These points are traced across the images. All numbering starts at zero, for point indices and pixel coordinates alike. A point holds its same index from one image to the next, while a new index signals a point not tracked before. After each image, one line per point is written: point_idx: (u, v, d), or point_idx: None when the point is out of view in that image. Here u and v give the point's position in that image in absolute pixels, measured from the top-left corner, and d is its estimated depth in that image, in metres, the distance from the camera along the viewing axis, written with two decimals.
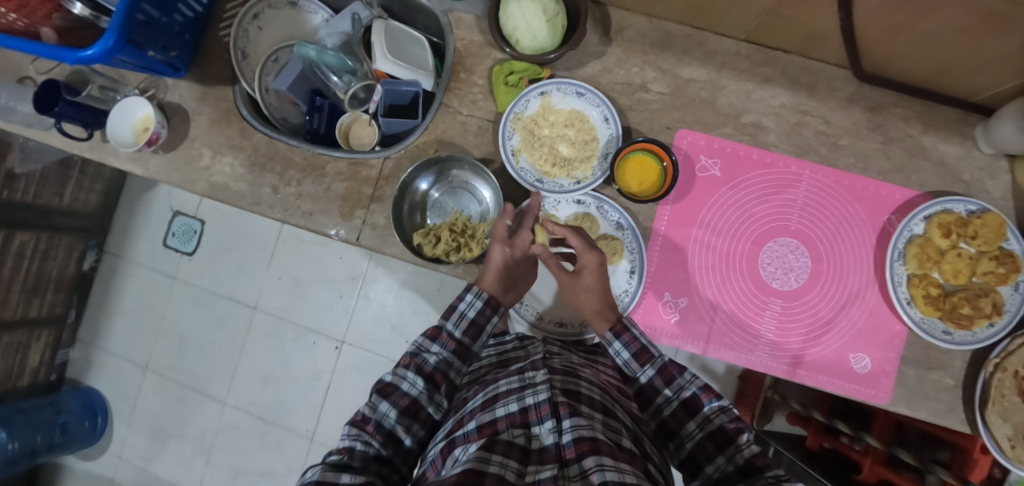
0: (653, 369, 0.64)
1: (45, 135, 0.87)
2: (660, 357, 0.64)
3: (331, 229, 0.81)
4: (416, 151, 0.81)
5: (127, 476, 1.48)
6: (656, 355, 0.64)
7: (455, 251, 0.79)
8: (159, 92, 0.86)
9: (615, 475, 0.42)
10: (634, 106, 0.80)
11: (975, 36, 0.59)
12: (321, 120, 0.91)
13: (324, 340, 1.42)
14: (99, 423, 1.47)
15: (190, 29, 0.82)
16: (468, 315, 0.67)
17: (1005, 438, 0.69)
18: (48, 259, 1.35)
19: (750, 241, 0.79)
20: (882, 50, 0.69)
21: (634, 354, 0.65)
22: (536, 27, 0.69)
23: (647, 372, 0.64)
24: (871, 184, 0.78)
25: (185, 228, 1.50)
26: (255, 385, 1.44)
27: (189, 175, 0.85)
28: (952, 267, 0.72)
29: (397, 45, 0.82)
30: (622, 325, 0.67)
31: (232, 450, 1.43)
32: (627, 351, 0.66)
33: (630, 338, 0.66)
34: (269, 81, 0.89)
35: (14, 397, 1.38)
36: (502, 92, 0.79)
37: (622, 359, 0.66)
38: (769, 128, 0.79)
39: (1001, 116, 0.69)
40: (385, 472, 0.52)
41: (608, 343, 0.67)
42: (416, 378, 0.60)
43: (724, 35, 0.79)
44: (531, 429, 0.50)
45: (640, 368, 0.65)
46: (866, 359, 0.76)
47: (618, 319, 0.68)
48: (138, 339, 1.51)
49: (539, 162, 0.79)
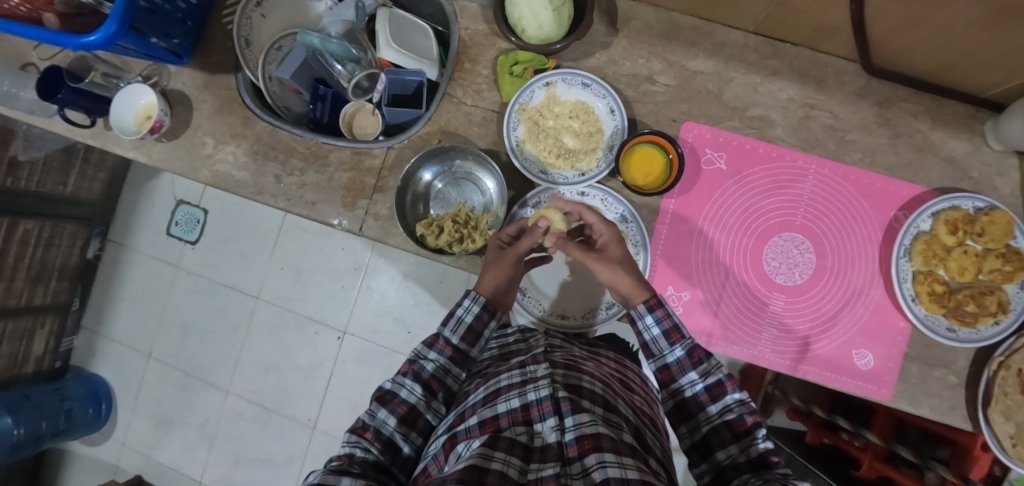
0: (682, 350, 0.62)
1: (49, 123, 0.87)
2: (691, 339, 0.62)
3: (334, 219, 0.81)
4: (419, 141, 0.81)
5: (131, 463, 1.49)
6: (687, 337, 0.62)
7: (458, 242, 0.79)
8: (163, 80, 0.86)
9: (618, 471, 0.41)
10: (640, 98, 0.79)
11: (988, 31, 0.58)
12: (324, 110, 0.89)
13: (326, 330, 1.42)
14: (104, 410, 1.49)
15: (192, 16, 0.81)
16: (465, 319, 0.66)
17: (1007, 437, 0.69)
18: (52, 247, 1.36)
19: (755, 236, 0.78)
20: (892, 44, 0.69)
21: (666, 331, 0.63)
22: (542, 16, 0.69)
23: (675, 352, 0.62)
24: (878, 179, 0.77)
25: (188, 216, 1.51)
26: (257, 373, 1.44)
27: (192, 163, 0.85)
28: (958, 264, 0.71)
29: (401, 33, 0.81)
30: (657, 300, 0.65)
31: (233, 438, 1.44)
32: (658, 326, 0.64)
33: (664, 314, 0.64)
34: (273, 69, 0.87)
35: (18, 384, 1.39)
36: (507, 82, 0.79)
37: (650, 334, 0.64)
38: (776, 122, 0.78)
39: (1012, 112, 0.69)
40: (383, 479, 0.52)
41: (639, 316, 0.65)
42: (414, 385, 0.60)
43: (733, 26, 0.78)
44: (533, 426, 0.50)
45: (669, 346, 0.63)
46: (868, 355, 0.76)
47: (652, 295, 0.66)
48: (141, 328, 1.52)
49: (543, 154, 0.79)
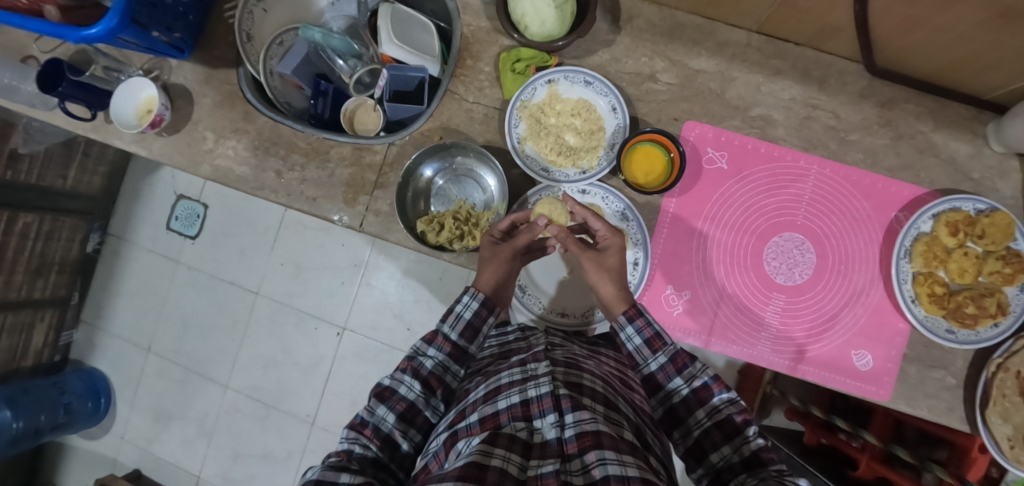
0: (665, 357, 0.63)
1: (50, 116, 0.87)
2: (672, 344, 0.63)
3: (335, 215, 0.81)
4: (421, 138, 0.81)
5: (129, 457, 1.49)
6: (669, 343, 0.63)
7: (459, 239, 0.79)
8: (163, 73, 0.86)
9: (619, 469, 0.41)
10: (642, 96, 0.79)
11: (992, 32, 0.58)
12: (325, 105, 0.90)
13: (326, 326, 1.42)
14: (103, 404, 1.49)
15: (194, 9, 0.81)
16: (464, 316, 0.66)
17: (1005, 438, 0.68)
18: (52, 241, 1.35)
19: (756, 235, 0.78)
20: (895, 44, 0.68)
21: (647, 340, 0.64)
22: (545, 13, 0.68)
23: (658, 359, 0.63)
24: (880, 180, 0.77)
25: (188, 211, 1.50)
26: (256, 369, 1.44)
27: (192, 158, 0.85)
28: (958, 266, 0.72)
29: (403, 29, 0.81)
30: (636, 310, 0.66)
31: (232, 433, 1.44)
32: (639, 336, 0.64)
33: (644, 323, 0.65)
34: (273, 64, 0.88)
35: (17, 378, 1.39)
36: (509, 79, 0.78)
37: (633, 344, 0.65)
38: (778, 121, 0.78)
39: (1015, 114, 0.68)
40: (382, 476, 0.52)
41: (620, 327, 0.65)
42: (413, 382, 0.60)
43: (736, 25, 0.78)
44: (532, 423, 0.50)
45: (651, 355, 0.63)
46: (867, 356, 0.76)
47: (631, 304, 0.67)
48: (141, 322, 1.52)
49: (545, 151, 0.78)
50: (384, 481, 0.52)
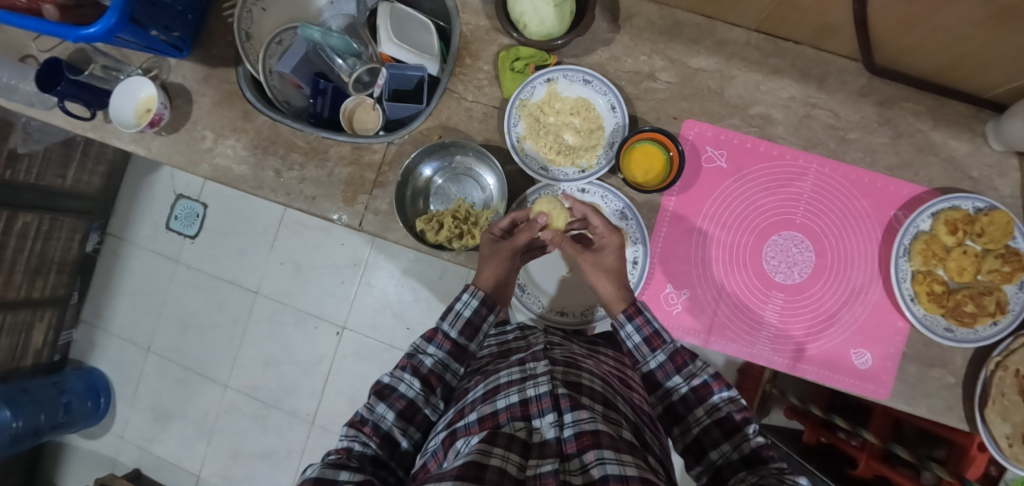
0: (664, 355, 0.63)
1: (48, 115, 0.87)
2: (672, 342, 0.63)
3: (334, 214, 0.81)
4: (420, 137, 0.81)
5: (129, 457, 1.49)
6: (668, 341, 0.63)
7: (458, 238, 0.79)
8: (162, 72, 0.86)
9: (617, 468, 0.41)
10: (641, 95, 0.79)
11: (990, 31, 0.58)
12: (324, 104, 0.90)
13: (325, 325, 1.42)
14: (102, 403, 1.49)
15: (193, 8, 0.81)
16: (464, 314, 0.67)
17: (1004, 437, 0.69)
18: (51, 241, 1.35)
19: (755, 234, 0.78)
20: (894, 43, 0.68)
21: (646, 338, 0.64)
22: (544, 11, 0.68)
23: (657, 357, 0.63)
24: (879, 179, 0.77)
25: (188, 211, 1.50)
26: (256, 369, 1.44)
27: (191, 157, 0.85)
28: (957, 265, 0.72)
29: (402, 28, 0.81)
30: (635, 308, 0.66)
31: (232, 432, 1.44)
32: (639, 334, 0.64)
33: (643, 321, 0.65)
34: (273, 63, 0.88)
35: (16, 377, 1.39)
36: (508, 78, 0.78)
37: (632, 342, 0.65)
38: (777, 120, 0.78)
39: (1013, 113, 0.69)
40: (382, 474, 0.52)
41: (620, 325, 0.66)
42: (413, 380, 0.60)
43: (735, 24, 0.78)
44: (531, 422, 0.50)
45: (650, 353, 0.64)
46: (866, 354, 0.76)
47: (631, 303, 0.67)
48: (140, 321, 1.52)
49: (544, 150, 0.78)
50: (383, 479, 0.52)
